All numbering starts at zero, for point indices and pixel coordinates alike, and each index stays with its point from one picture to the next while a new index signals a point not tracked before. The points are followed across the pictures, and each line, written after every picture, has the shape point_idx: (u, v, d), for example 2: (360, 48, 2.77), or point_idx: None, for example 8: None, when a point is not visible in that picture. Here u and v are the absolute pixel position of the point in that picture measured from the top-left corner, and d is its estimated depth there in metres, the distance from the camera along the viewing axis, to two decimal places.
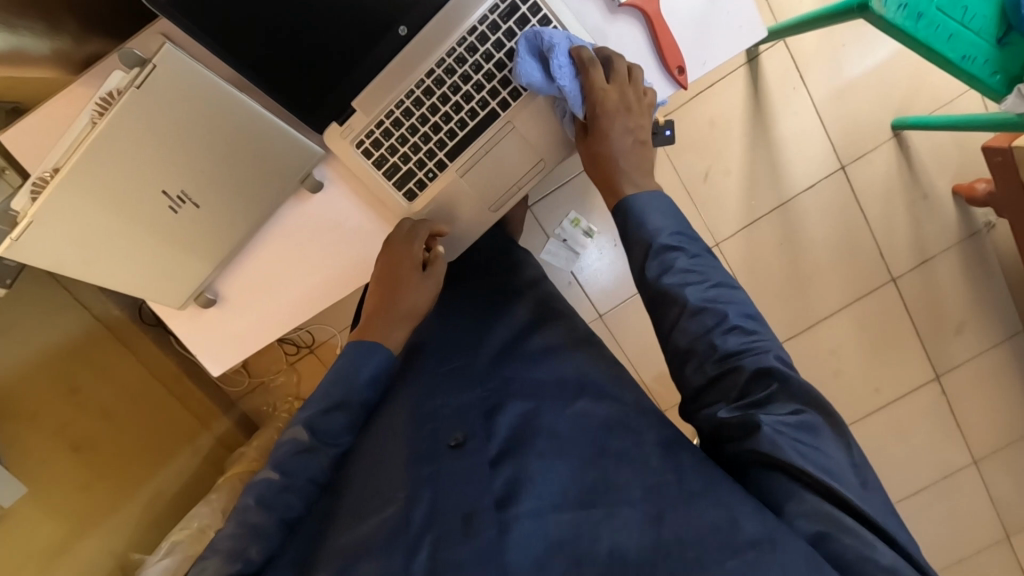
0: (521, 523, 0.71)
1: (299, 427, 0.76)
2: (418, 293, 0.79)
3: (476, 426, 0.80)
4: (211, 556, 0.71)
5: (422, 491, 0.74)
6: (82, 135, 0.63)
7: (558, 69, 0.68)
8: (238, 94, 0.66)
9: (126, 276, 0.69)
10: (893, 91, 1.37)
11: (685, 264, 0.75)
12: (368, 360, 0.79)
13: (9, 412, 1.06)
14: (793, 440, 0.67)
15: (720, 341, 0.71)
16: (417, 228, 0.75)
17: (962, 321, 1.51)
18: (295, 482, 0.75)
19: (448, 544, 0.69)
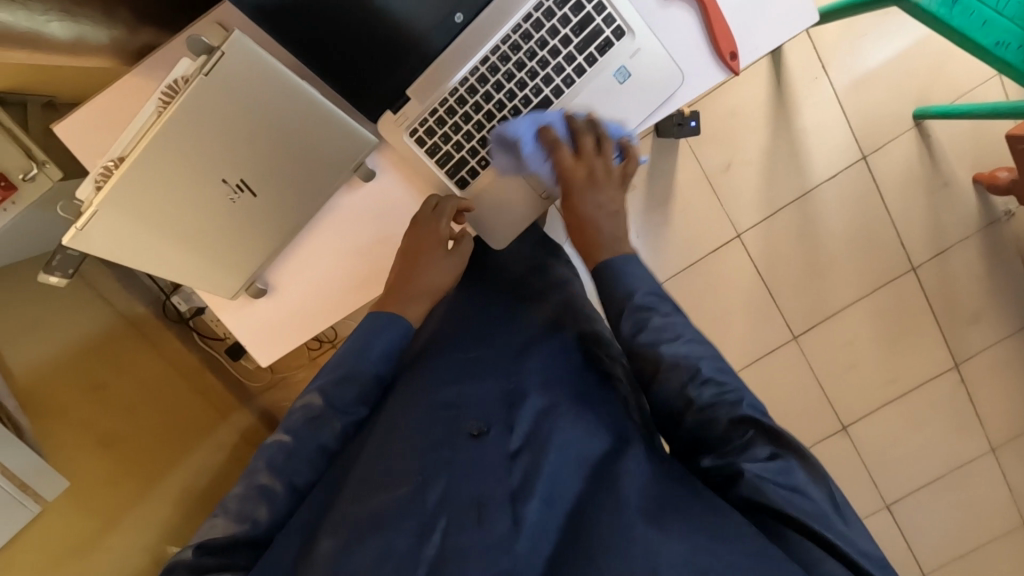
0: (534, 519, 0.60)
1: (313, 394, 0.72)
2: (436, 270, 0.74)
3: (496, 416, 0.70)
4: (219, 515, 0.65)
5: (434, 478, 0.62)
6: (148, 124, 0.60)
7: (526, 159, 0.67)
8: (301, 83, 0.62)
9: (181, 265, 0.67)
10: (913, 80, 1.36)
11: (659, 322, 0.69)
12: (385, 336, 0.74)
13: (37, 408, 1.04)
14: (781, 488, 0.60)
15: (694, 394, 0.66)
16: (443, 203, 0.71)
17: (978, 311, 1.45)
18: (308, 450, 0.69)
19: (455, 532, 0.58)
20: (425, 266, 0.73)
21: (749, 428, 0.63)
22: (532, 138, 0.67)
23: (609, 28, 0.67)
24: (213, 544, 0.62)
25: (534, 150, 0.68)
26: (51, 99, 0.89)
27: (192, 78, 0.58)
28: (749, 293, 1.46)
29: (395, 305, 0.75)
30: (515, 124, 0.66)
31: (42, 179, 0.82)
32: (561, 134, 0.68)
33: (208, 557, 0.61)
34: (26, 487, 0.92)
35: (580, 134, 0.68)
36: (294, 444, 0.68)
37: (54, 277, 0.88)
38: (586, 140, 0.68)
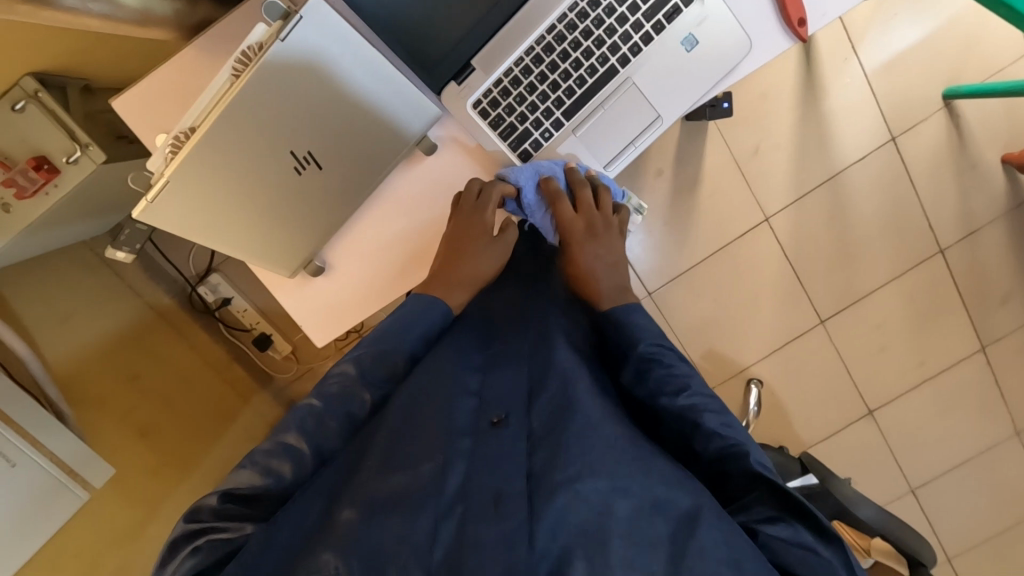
0: (556, 516, 0.51)
1: (347, 363, 0.68)
2: (484, 260, 0.75)
3: (518, 405, 0.62)
4: (246, 466, 0.58)
5: (454, 459, 0.55)
6: (220, 93, 0.57)
7: (526, 208, 0.71)
8: (369, 48, 0.60)
9: (244, 240, 0.67)
10: (943, 60, 1.36)
11: (662, 373, 0.66)
12: (422, 318, 0.72)
13: (80, 395, 1.07)
14: (798, 552, 0.53)
15: (700, 442, 0.61)
16: (487, 190, 0.70)
17: (1008, 292, 1.43)
18: (336, 418, 0.63)
19: (477, 519, 0.51)
20: (471, 252, 0.73)
21: (763, 485, 0.56)
22: (534, 187, 0.70)
23: None
24: (237, 492, 0.56)
25: (534, 198, 0.71)
26: (88, 83, 0.87)
27: (266, 44, 0.56)
28: (775, 277, 1.45)
29: (442, 289, 0.74)
30: (516, 172, 0.69)
31: (84, 162, 0.83)
32: (563, 185, 0.71)
33: (234, 506, 0.56)
34: (73, 473, 0.95)
35: (577, 187, 0.71)
36: (321, 410, 0.62)
37: (124, 250, 1.18)
38: (582, 194, 0.71)
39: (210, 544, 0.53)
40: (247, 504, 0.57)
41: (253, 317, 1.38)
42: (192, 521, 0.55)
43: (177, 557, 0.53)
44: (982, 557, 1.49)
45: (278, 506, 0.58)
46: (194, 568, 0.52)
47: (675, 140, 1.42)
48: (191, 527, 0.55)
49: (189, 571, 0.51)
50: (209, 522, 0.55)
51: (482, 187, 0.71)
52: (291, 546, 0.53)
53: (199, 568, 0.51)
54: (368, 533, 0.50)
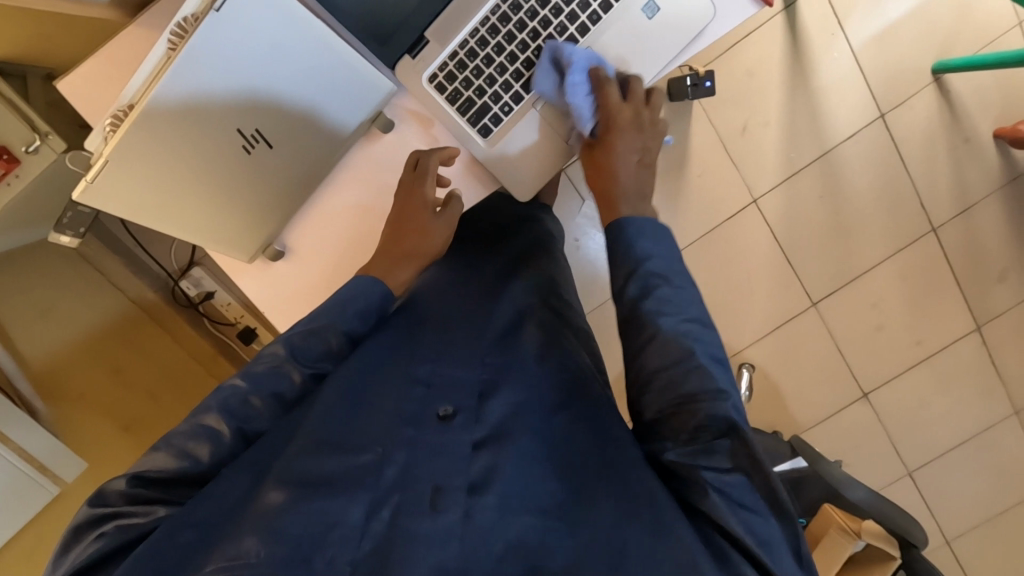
0: (490, 521, 0.52)
1: (277, 344, 0.63)
2: (429, 237, 0.69)
3: (468, 400, 0.60)
4: (161, 448, 0.57)
5: (394, 452, 0.55)
6: (159, 67, 0.54)
7: (569, 88, 0.63)
8: (319, 22, 0.58)
9: (198, 226, 0.64)
10: (933, 31, 1.33)
11: (653, 306, 0.59)
12: (365, 296, 0.66)
13: (58, 392, 1.08)
14: (736, 509, 0.52)
15: (683, 379, 0.55)
16: (425, 160, 0.68)
17: (1004, 268, 1.41)
18: (261, 397, 0.60)
19: (409, 515, 0.51)
20: (413, 225, 0.68)
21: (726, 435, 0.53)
22: (583, 69, 0.63)
23: None
24: (147, 474, 0.55)
25: (581, 81, 0.63)
26: (51, 72, 0.87)
27: (201, 16, 0.53)
28: (765, 259, 1.43)
29: (384, 268, 0.69)
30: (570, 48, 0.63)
31: (45, 152, 0.80)
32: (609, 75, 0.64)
33: (144, 489, 0.55)
34: (44, 468, 0.94)
35: (626, 81, 0.65)
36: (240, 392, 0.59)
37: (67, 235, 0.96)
38: (634, 81, 0.65)
39: (117, 529, 0.52)
40: (158, 485, 0.56)
41: (237, 310, 1.33)
42: (98, 505, 0.54)
43: (80, 543, 0.53)
44: (981, 537, 1.47)
45: (194, 487, 0.57)
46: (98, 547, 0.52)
47: None
48: (97, 511, 0.53)
49: (93, 553, 0.51)
50: (117, 505, 0.54)
51: (422, 155, 0.69)
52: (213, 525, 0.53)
53: (104, 548, 0.52)
54: (288, 521, 0.50)
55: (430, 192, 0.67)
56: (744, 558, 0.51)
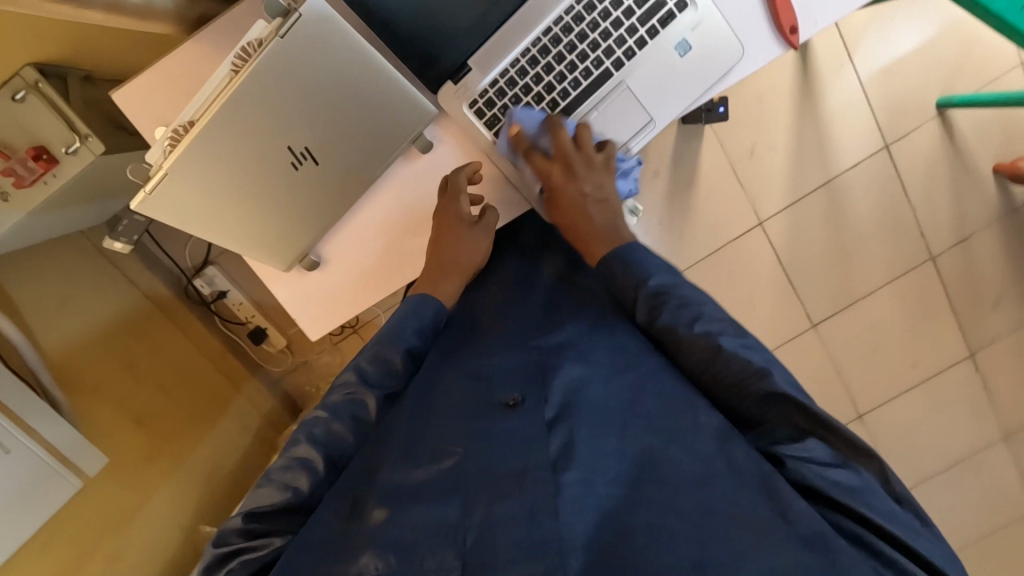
0: (574, 495, 0.54)
1: (347, 371, 0.69)
2: (467, 245, 0.73)
3: (531, 386, 0.64)
4: (264, 484, 0.61)
5: (468, 448, 0.58)
6: (220, 87, 0.57)
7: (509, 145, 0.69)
8: (369, 49, 0.59)
9: (241, 239, 0.66)
10: (939, 66, 1.37)
11: (678, 303, 0.65)
12: (420, 315, 0.73)
13: (72, 380, 1.05)
14: (821, 471, 0.58)
15: (723, 365, 0.61)
16: (453, 179, 0.70)
17: (999, 296, 1.45)
18: (343, 422, 0.65)
19: (502, 498, 0.53)
20: (455, 242, 0.72)
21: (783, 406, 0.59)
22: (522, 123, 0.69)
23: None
24: (259, 510, 0.59)
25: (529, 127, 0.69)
26: (88, 73, 0.86)
27: (265, 42, 0.56)
28: (769, 279, 1.47)
29: (430, 284, 0.75)
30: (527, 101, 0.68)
31: (84, 153, 0.83)
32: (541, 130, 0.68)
33: (257, 523, 0.59)
34: (66, 461, 0.92)
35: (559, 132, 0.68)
36: (326, 419, 0.64)
37: (122, 241, 1.16)
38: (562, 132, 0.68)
39: (243, 563, 0.56)
40: (268, 517, 0.59)
41: (249, 310, 1.39)
42: (221, 545, 0.58)
43: None
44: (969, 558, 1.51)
45: (302, 515, 0.61)
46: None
47: (671, 141, 1.42)
48: (221, 550, 0.58)
49: None
50: (236, 542, 0.58)
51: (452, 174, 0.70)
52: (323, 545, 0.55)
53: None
54: (398, 524, 0.54)
55: (463, 208, 0.69)
56: (847, 514, 0.56)
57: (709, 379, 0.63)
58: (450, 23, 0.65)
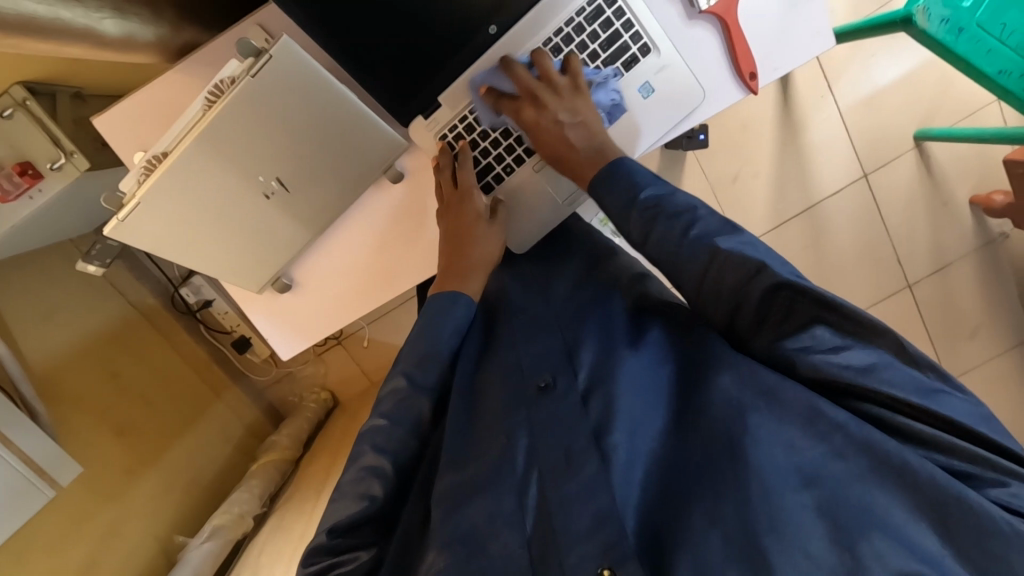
0: (622, 462, 0.55)
1: (397, 378, 0.65)
2: (490, 243, 0.71)
3: (560, 363, 0.62)
4: (338, 497, 0.58)
5: (517, 437, 0.59)
6: (193, 121, 0.60)
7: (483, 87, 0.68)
8: (337, 85, 0.62)
9: (215, 262, 0.68)
10: (918, 100, 1.40)
11: (672, 210, 0.59)
12: (450, 311, 0.68)
13: (57, 394, 1.05)
14: (836, 356, 0.51)
15: (722, 278, 0.55)
16: (462, 175, 0.70)
17: (976, 325, 1.48)
18: (404, 430, 0.61)
19: (556, 481, 0.55)
20: (476, 239, 0.70)
21: (788, 301, 0.53)
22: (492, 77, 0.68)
23: (635, 45, 0.67)
24: (340, 524, 0.56)
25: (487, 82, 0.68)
26: (78, 90, 0.90)
27: (237, 78, 0.59)
28: None
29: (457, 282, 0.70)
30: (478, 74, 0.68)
31: (69, 169, 0.84)
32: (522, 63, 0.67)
33: (340, 540, 0.56)
34: (41, 472, 0.91)
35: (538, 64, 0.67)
36: (389, 427, 0.61)
37: (94, 266, 1.12)
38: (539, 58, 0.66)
39: None
40: (352, 531, 0.57)
41: (233, 319, 1.40)
42: (309, 565, 0.56)
43: None
44: None
45: (379, 526, 0.59)
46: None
47: (655, 165, 1.44)
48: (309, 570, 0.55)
49: None
50: (324, 559, 0.55)
51: (458, 166, 0.70)
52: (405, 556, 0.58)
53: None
54: (460, 515, 0.55)
55: (474, 208, 0.70)
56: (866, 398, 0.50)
57: (708, 297, 0.57)
58: (424, 61, 0.67)
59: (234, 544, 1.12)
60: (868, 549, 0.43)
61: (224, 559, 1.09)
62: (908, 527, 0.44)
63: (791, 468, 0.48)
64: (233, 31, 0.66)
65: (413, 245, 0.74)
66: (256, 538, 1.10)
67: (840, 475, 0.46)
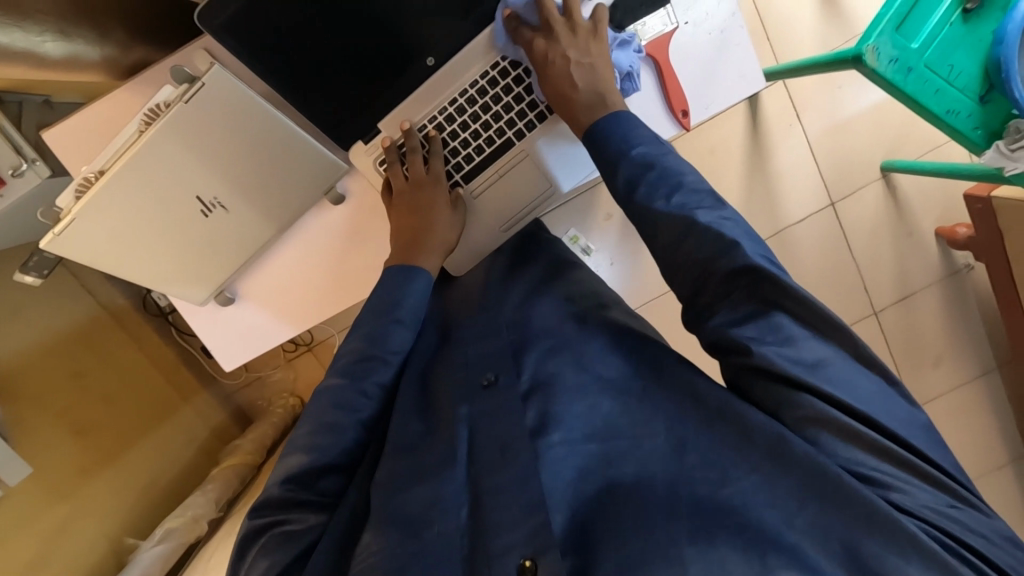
0: (555, 460, 0.56)
1: (354, 341, 0.67)
2: (449, 231, 0.72)
3: (504, 358, 0.63)
4: (293, 453, 0.61)
5: (459, 425, 0.59)
6: (128, 142, 0.63)
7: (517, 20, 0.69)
8: (273, 111, 0.65)
9: (155, 274, 0.70)
10: (884, 132, 1.43)
11: (655, 174, 0.63)
12: (408, 288, 0.68)
13: (15, 393, 1.06)
14: (780, 344, 0.55)
15: (694, 252, 0.59)
16: (434, 161, 0.71)
17: (939, 354, 1.50)
18: (349, 419, 0.62)
19: (491, 471, 0.56)
20: (434, 223, 0.70)
21: (742, 287, 0.58)
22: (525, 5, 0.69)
23: None
24: (296, 478, 0.59)
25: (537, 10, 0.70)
26: (47, 98, 0.92)
27: (173, 103, 0.63)
28: None
29: (411, 258, 0.70)
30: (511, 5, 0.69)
31: (31, 175, 0.84)
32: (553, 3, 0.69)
33: (296, 492, 0.59)
34: None
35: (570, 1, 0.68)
36: (344, 385, 0.64)
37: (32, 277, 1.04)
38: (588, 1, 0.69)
39: (278, 539, 0.57)
40: (306, 488, 0.59)
41: None
42: (258, 517, 0.58)
43: (253, 551, 0.57)
44: None
45: (331, 492, 0.61)
46: (271, 560, 0.55)
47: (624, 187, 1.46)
48: (258, 522, 0.58)
49: (267, 565, 0.55)
50: (276, 514, 0.58)
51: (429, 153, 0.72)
52: (351, 528, 0.58)
53: (274, 562, 0.55)
54: (399, 501, 0.56)
55: (441, 198, 0.71)
56: (806, 390, 0.53)
57: (675, 265, 0.61)
58: (365, 86, 0.69)
59: (186, 548, 1.13)
60: (770, 549, 0.46)
61: (174, 562, 1.10)
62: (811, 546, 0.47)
63: (708, 483, 0.51)
64: (173, 58, 0.69)
65: (354, 266, 0.77)
66: (208, 544, 1.11)
67: (750, 493, 0.49)
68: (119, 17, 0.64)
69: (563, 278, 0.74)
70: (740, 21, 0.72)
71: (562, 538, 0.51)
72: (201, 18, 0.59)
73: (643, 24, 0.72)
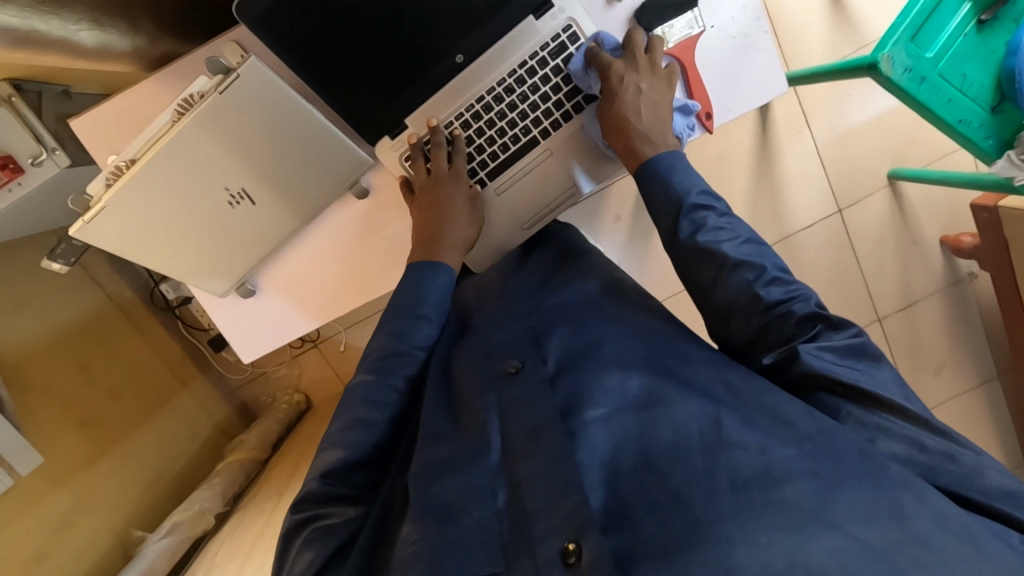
0: (596, 442, 0.55)
1: (382, 336, 0.67)
2: (469, 229, 0.72)
3: (531, 351, 0.64)
4: (325, 448, 0.62)
5: (489, 417, 0.60)
6: (160, 133, 0.64)
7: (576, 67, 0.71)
8: (303, 103, 0.66)
9: (181, 264, 0.70)
10: (891, 140, 1.44)
11: (717, 222, 0.66)
12: (432, 283, 0.69)
13: (22, 382, 1.06)
14: (841, 362, 0.58)
15: (762, 293, 0.61)
16: (457, 158, 0.72)
17: (941, 362, 1.51)
18: (378, 412, 0.62)
19: (524, 456, 0.55)
20: (453, 218, 0.71)
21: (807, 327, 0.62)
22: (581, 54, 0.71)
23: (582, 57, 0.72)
24: (328, 471, 0.59)
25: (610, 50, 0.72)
26: (66, 88, 0.92)
27: (206, 93, 0.63)
28: None
29: (437, 252, 0.71)
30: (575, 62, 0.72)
31: (49, 165, 0.84)
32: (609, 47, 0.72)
33: (333, 487, 0.59)
34: None
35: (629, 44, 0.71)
36: (371, 381, 0.64)
37: (60, 263, 1.04)
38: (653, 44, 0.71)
39: (318, 532, 0.56)
40: (341, 482, 0.60)
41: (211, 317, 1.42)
42: (298, 512, 0.58)
43: (293, 547, 0.57)
44: None
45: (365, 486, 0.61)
46: (312, 555, 0.55)
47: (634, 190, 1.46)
48: (296, 518, 0.58)
49: (310, 560, 0.55)
50: (313, 509, 0.58)
51: (452, 150, 0.72)
52: (387, 521, 0.59)
53: (316, 553, 0.55)
54: (435, 489, 0.56)
55: (463, 197, 0.72)
56: (861, 405, 0.57)
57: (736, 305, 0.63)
58: (393, 81, 0.70)
59: (192, 541, 1.12)
60: (819, 539, 0.42)
61: (181, 555, 1.09)
62: (866, 532, 0.42)
63: (757, 470, 0.48)
64: (202, 51, 0.70)
65: (377, 260, 0.77)
66: (215, 536, 1.11)
67: (797, 479, 0.46)
68: (152, 8, 0.64)
69: (582, 272, 0.74)
70: (764, 26, 0.73)
71: (599, 514, 0.50)
72: (238, 12, 0.59)
73: (669, 26, 0.73)
